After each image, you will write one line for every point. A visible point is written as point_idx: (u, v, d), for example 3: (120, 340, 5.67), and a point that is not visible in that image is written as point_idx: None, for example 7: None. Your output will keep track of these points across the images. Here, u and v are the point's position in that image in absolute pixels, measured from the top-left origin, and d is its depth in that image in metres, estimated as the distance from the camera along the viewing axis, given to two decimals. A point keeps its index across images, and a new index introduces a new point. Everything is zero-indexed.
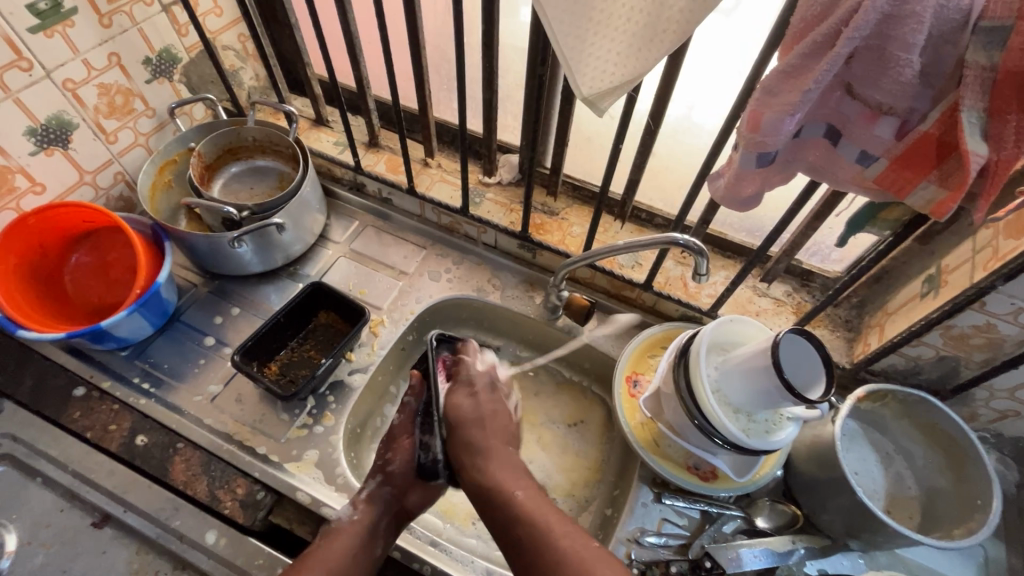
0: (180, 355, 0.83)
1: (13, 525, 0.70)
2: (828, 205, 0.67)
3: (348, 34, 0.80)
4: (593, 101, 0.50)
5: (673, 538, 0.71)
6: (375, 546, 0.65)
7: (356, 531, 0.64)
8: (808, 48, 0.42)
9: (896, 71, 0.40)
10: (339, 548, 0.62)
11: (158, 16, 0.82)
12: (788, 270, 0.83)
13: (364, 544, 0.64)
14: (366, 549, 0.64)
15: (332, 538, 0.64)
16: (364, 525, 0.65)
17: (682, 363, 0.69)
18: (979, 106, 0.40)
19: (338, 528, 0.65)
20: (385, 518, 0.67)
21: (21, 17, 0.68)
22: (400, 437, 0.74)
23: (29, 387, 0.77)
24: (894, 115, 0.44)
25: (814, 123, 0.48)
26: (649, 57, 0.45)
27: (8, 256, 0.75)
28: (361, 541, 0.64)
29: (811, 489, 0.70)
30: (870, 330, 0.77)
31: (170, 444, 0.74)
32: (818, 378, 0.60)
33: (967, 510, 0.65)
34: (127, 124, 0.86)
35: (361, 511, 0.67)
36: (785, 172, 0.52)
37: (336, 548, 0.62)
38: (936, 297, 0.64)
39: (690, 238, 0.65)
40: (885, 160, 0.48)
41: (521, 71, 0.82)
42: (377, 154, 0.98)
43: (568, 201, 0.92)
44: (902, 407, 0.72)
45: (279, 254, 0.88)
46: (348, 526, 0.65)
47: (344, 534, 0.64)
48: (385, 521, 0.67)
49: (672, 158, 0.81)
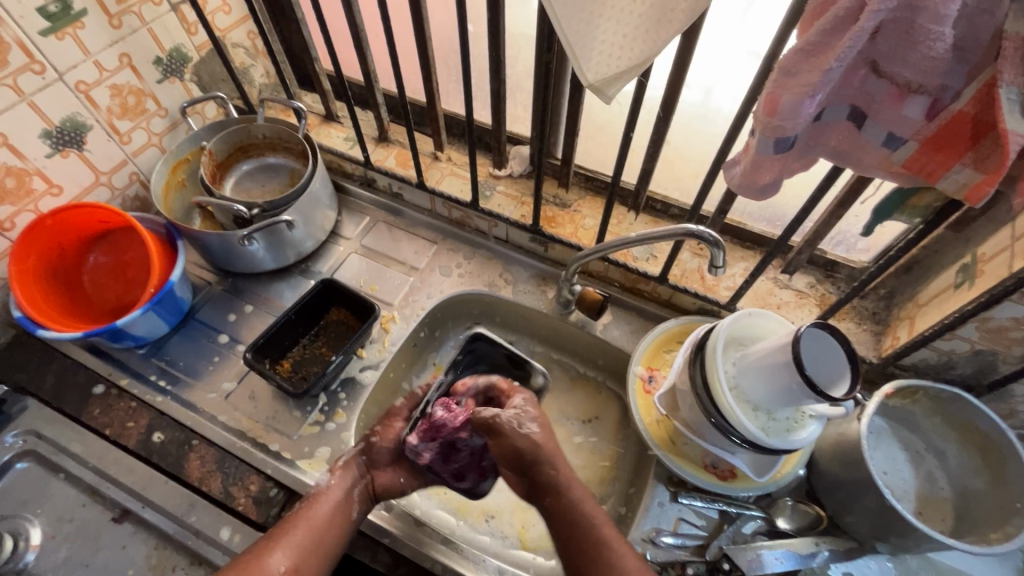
0: (196, 353, 0.84)
1: (38, 519, 0.72)
2: (853, 191, 0.63)
3: (354, 28, 0.79)
4: (599, 88, 0.48)
5: (690, 539, 0.69)
6: (351, 510, 0.66)
7: (333, 496, 0.65)
8: (829, 24, 0.39)
9: (927, 45, 0.37)
10: (318, 515, 0.63)
11: (167, 16, 0.82)
12: (811, 261, 0.80)
13: (341, 509, 0.65)
14: (341, 512, 0.65)
15: (313, 502, 0.65)
16: (341, 490, 0.66)
17: (698, 359, 0.67)
18: (1020, 81, 0.37)
19: (318, 492, 0.66)
20: (359, 485, 0.68)
21: (32, 20, 0.69)
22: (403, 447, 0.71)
23: (51, 385, 0.79)
24: (924, 94, 0.41)
25: (836, 105, 0.45)
26: (658, 38, 0.43)
27: (27, 257, 0.77)
28: (338, 506, 0.65)
29: (835, 490, 0.67)
30: (900, 323, 0.73)
31: (185, 441, 0.75)
32: (842, 374, 0.57)
33: (1004, 513, 0.62)
34: (140, 124, 0.86)
35: (337, 477, 0.68)
36: (806, 157, 0.49)
37: (314, 513, 0.63)
38: (972, 288, 0.61)
39: (706, 229, 0.62)
40: (914, 143, 0.44)
41: (530, 60, 0.80)
42: (387, 148, 0.97)
43: (581, 192, 0.89)
44: (934, 404, 0.69)
45: (291, 251, 0.88)
46: (327, 490, 0.66)
47: (327, 499, 0.65)
48: (360, 486, 0.68)
49: (687, 145, 0.78)
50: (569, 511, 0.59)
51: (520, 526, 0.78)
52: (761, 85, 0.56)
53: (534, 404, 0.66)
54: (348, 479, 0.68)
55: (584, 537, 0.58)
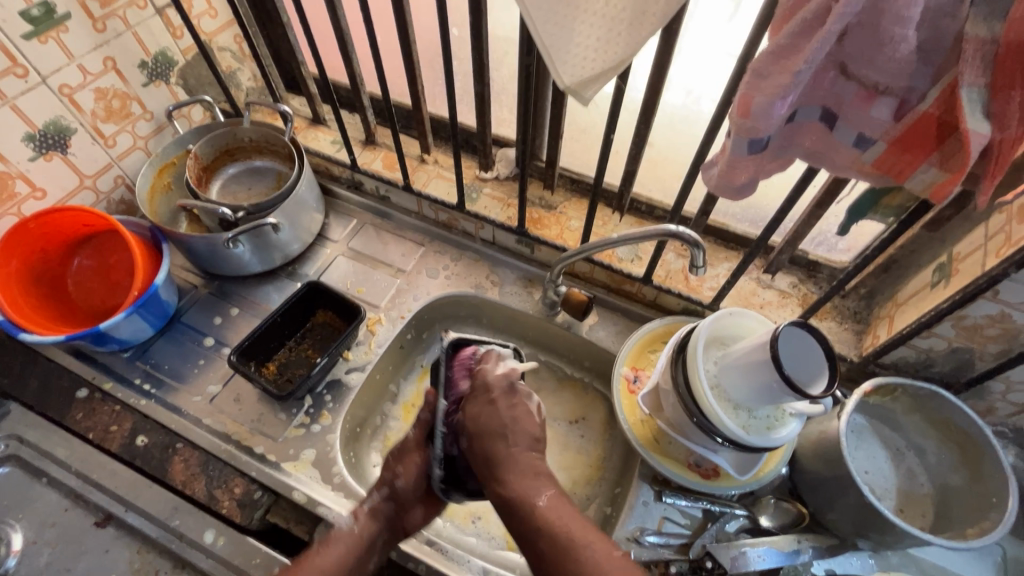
0: (181, 356, 0.83)
1: (20, 525, 0.72)
2: (831, 191, 0.64)
3: (338, 31, 0.79)
4: (576, 90, 0.48)
5: (674, 537, 0.70)
6: (368, 560, 0.63)
7: (352, 544, 0.62)
8: (798, 27, 0.40)
9: (892, 47, 0.38)
10: (331, 562, 0.60)
11: (152, 19, 0.83)
12: (794, 261, 0.81)
13: (359, 558, 0.62)
14: (357, 562, 0.62)
15: (328, 546, 0.61)
16: (362, 539, 0.63)
17: (680, 359, 0.67)
18: (980, 82, 0.38)
19: (337, 536, 0.62)
20: (383, 534, 0.65)
21: (15, 24, 0.69)
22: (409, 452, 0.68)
23: (35, 389, 0.79)
24: (891, 95, 0.42)
25: (809, 106, 0.45)
26: (632, 40, 0.44)
27: (9, 261, 0.76)
28: (357, 554, 0.62)
29: (817, 487, 0.68)
30: (880, 322, 0.74)
31: (169, 444, 0.75)
32: (821, 373, 0.58)
33: (982, 509, 0.63)
34: (125, 127, 0.86)
35: (361, 523, 0.64)
36: (780, 158, 0.50)
37: (327, 560, 0.60)
38: (948, 286, 0.61)
39: (686, 230, 0.63)
40: (883, 143, 0.45)
41: (514, 64, 0.81)
42: (374, 151, 0.97)
43: (566, 194, 0.90)
44: (914, 402, 0.69)
45: (277, 254, 0.88)
46: (346, 536, 0.62)
47: (344, 546, 0.62)
48: (382, 537, 0.65)
49: (669, 147, 0.78)
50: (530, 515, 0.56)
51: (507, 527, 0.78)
52: (736, 87, 0.57)
53: (484, 391, 0.65)
54: (372, 529, 0.64)
55: (550, 543, 0.53)
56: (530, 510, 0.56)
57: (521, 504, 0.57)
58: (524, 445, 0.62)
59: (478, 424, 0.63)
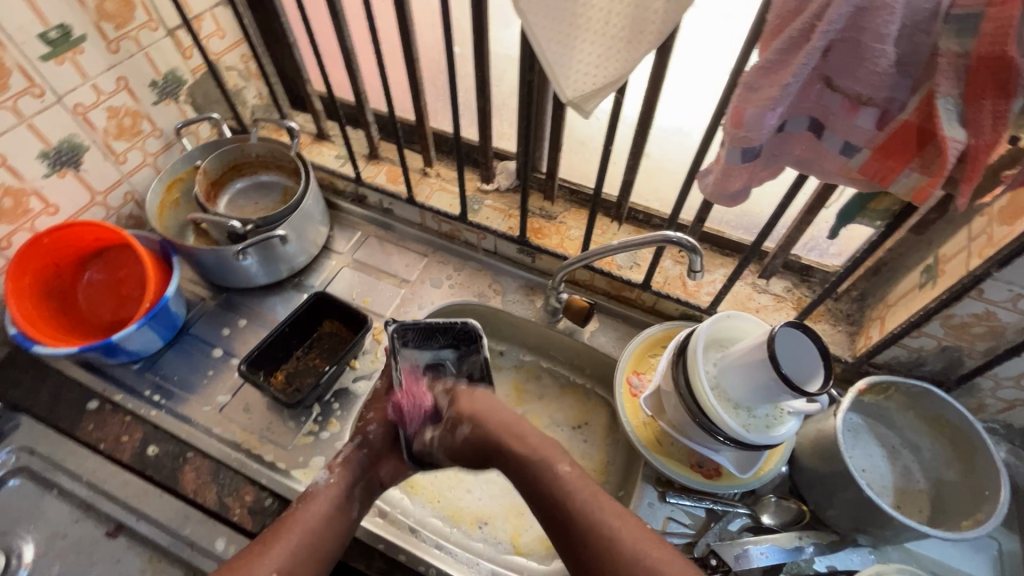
0: (190, 367, 0.85)
1: (31, 536, 0.72)
2: (820, 197, 0.67)
3: (345, 50, 0.82)
4: (578, 103, 0.51)
5: (679, 536, 0.71)
6: (350, 508, 0.67)
7: (331, 495, 0.66)
8: (785, 43, 0.43)
9: (873, 62, 0.41)
10: (314, 513, 0.64)
11: (163, 41, 0.85)
12: (787, 266, 0.83)
13: (340, 507, 0.66)
14: (341, 511, 0.66)
15: (309, 501, 0.65)
16: (339, 488, 0.67)
17: (680, 361, 0.69)
18: (955, 93, 0.41)
19: (315, 491, 0.66)
20: (358, 483, 0.69)
21: (32, 46, 0.71)
22: (379, 402, 0.76)
23: (45, 402, 0.80)
24: (874, 106, 0.45)
25: (797, 117, 0.48)
26: (628, 59, 0.47)
27: (22, 276, 0.78)
28: (337, 503, 0.66)
29: (817, 485, 0.69)
30: (872, 323, 0.76)
31: (180, 453, 0.76)
32: (817, 370, 0.60)
33: (975, 501, 0.65)
34: (136, 144, 0.89)
35: (336, 475, 0.68)
36: (771, 166, 0.53)
37: (309, 514, 0.64)
38: (936, 286, 0.64)
39: (684, 236, 0.65)
40: (868, 150, 0.48)
41: (513, 80, 0.84)
42: (378, 165, 0.99)
43: (566, 205, 0.93)
44: (906, 399, 0.71)
45: (284, 266, 0.90)
46: (325, 489, 0.67)
47: (323, 498, 0.66)
48: (358, 485, 0.69)
49: (665, 159, 0.82)
50: (552, 483, 0.63)
51: (513, 532, 0.79)
52: (728, 99, 0.60)
53: (479, 389, 0.75)
54: (348, 477, 0.69)
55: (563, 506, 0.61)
56: (554, 475, 0.64)
57: (544, 470, 0.64)
58: (516, 426, 0.71)
59: (481, 415, 0.72)
